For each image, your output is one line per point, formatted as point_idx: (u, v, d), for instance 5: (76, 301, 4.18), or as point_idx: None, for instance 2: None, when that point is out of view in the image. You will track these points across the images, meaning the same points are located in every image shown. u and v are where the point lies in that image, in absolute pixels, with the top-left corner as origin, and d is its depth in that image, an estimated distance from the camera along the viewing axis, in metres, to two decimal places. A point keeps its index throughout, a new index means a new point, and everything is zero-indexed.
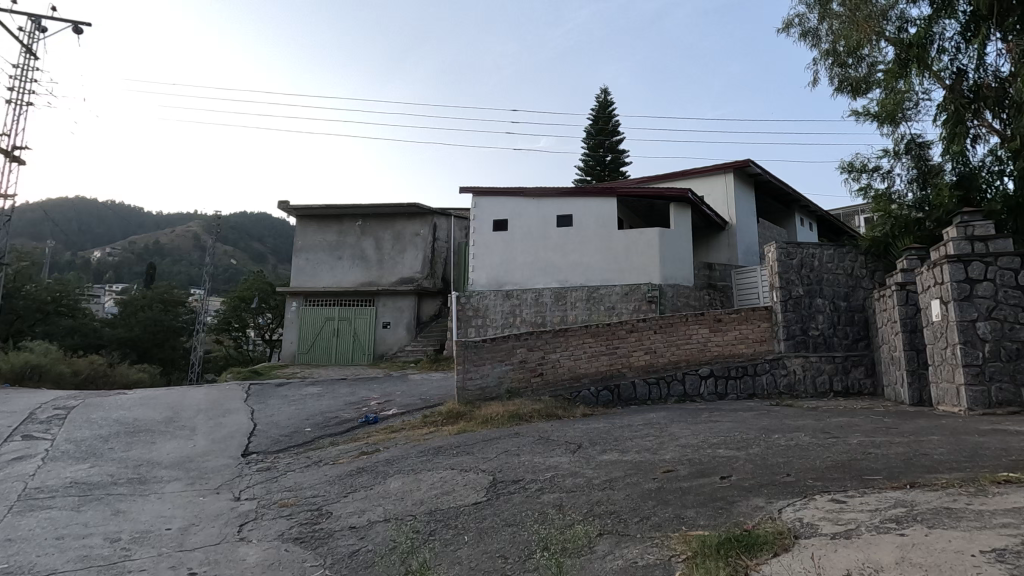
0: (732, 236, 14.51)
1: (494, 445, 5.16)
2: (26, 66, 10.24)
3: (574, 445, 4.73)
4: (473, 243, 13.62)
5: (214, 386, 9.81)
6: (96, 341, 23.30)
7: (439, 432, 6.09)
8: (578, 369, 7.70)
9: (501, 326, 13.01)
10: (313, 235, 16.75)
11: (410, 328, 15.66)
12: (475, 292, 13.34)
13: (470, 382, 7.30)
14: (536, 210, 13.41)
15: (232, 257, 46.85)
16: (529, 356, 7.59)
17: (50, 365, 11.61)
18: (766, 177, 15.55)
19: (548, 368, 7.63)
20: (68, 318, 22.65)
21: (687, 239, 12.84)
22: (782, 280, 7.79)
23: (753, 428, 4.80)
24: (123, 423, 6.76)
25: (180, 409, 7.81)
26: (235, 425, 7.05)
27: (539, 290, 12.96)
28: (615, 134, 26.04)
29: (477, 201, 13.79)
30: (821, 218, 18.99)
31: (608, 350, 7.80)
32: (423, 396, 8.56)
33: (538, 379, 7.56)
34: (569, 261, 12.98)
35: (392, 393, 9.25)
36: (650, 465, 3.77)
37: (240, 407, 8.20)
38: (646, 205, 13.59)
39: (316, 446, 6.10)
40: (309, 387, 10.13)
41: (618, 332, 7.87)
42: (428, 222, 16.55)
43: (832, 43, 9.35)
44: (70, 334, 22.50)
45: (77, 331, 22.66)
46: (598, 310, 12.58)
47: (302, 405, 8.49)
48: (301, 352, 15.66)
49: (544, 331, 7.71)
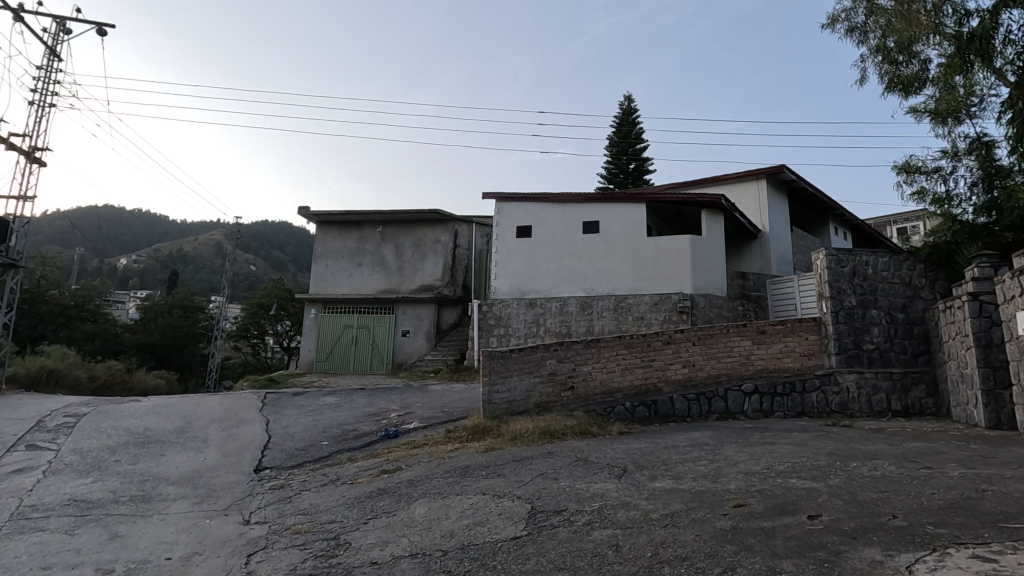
0: (766, 245, 13.92)
1: (527, 466, 4.69)
2: (49, 67, 10.12)
3: (618, 469, 4.25)
4: (496, 249, 13.21)
5: (230, 395, 9.49)
6: (116, 346, 23.37)
7: (465, 449, 5.64)
8: (611, 383, 7.21)
9: (525, 336, 12.56)
10: (332, 241, 16.51)
11: (430, 337, 15.29)
12: (497, 301, 12.91)
13: (496, 395, 6.85)
14: (561, 216, 12.97)
15: (253, 265, 47.27)
16: (559, 367, 7.13)
17: (66, 370, 11.43)
18: (800, 184, 14.94)
19: (579, 380, 7.15)
20: (90, 323, 22.77)
21: (719, 247, 12.30)
22: (833, 290, 7.23)
23: (820, 453, 4.28)
24: (133, 433, 6.43)
25: (193, 418, 7.48)
26: (249, 436, 6.69)
27: (564, 299, 12.49)
28: (639, 141, 25.53)
29: (501, 207, 13.40)
30: (856, 227, 18.26)
31: (643, 363, 7.31)
32: (445, 408, 8.14)
33: (568, 393, 7.08)
34: (595, 269, 12.50)
35: (413, 404, 8.84)
36: (714, 496, 3.27)
37: (255, 417, 7.85)
38: (676, 212, 13.08)
39: (333, 461, 5.69)
40: (326, 396, 9.78)
41: (654, 343, 7.38)
42: (449, 229, 16.21)
43: (881, 39, 8.76)
44: (91, 339, 22.57)
45: (98, 336, 22.77)
46: (625, 320, 12.07)
47: (319, 415, 8.13)
48: (319, 360, 15.37)
49: (575, 342, 7.25)
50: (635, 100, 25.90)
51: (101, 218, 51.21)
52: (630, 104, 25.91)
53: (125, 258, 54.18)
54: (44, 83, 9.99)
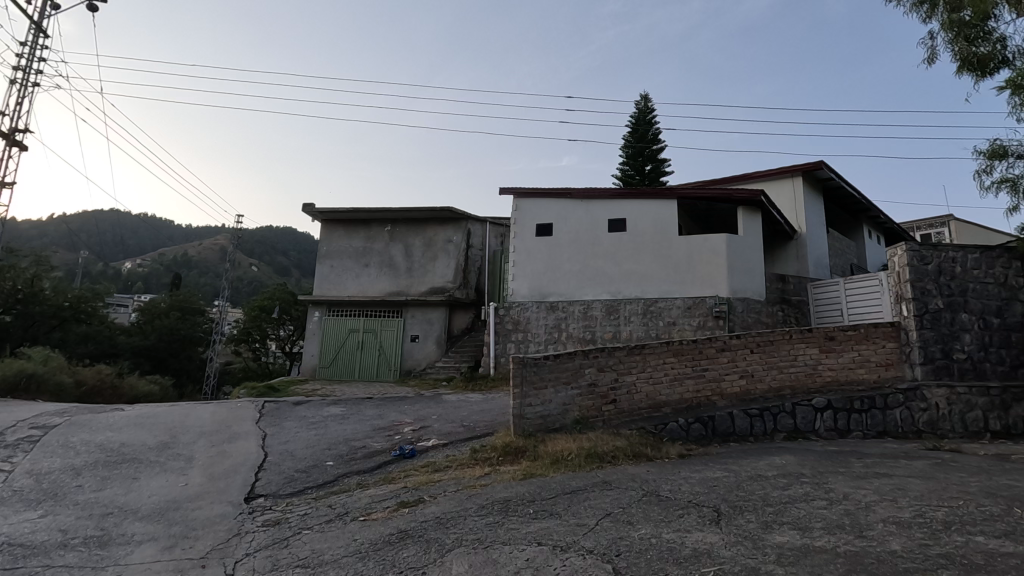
0: (803, 247, 12.99)
1: (584, 503, 3.73)
2: (34, 44, 9.32)
3: (710, 511, 3.29)
4: (514, 249, 12.30)
5: (224, 404, 8.57)
6: (111, 349, 22.47)
7: (499, 476, 4.69)
8: (658, 395, 6.32)
9: (546, 342, 11.62)
10: (338, 240, 15.64)
11: (440, 342, 14.34)
12: (516, 304, 11.99)
13: (529, 409, 5.89)
14: (585, 213, 12.05)
15: (256, 270, 46.61)
16: (600, 377, 6.21)
17: (48, 374, 10.53)
18: (838, 184, 14.04)
19: (623, 392, 6.25)
20: (85, 326, 21.92)
21: (758, 247, 11.38)
22: (916, 290, 6.29)
23: (972, 491, 3.35)
24: (106, 449, 5.51)
25: (179, 431, 6.55)
26: (243, 455, 5.75)
27: (589, 302, 11.56)
28: (656, 142, 24.68)
29: (519, 203, 12.50)
30: (890, 229, 17.31)
31: (694, 373, 6.42)
32: (466, 423, 7.19)
33: (611, 406, 6.17)
34: (622, 270, 11.57)
35: (427, 416, 7.90)
36: (883, 565, 2.33)
37: (251, 430, 6.92)
38: (708, 210, 12.18)
39: (340, 489, 4.74)
40: (331, 406, 8.85)
41: (706, 350, 6.48)
42: (462, 228, 15.31)
43: (955, 12, 7.78)
44: (85, 342, 21.70)
45: (92, 338, 21.87)
46: (656, 325, 11.12)
47: (323, 429, 7.19)
48: (323, 367, 14.46)
49: (617, 348, 6.34)
50: (651, 100, 25.06)
51: (104, 220, 50.49)
52: (646, 103, 25.07)
53: (127, 261, 53.57)
54: (29, 61, 9.19)
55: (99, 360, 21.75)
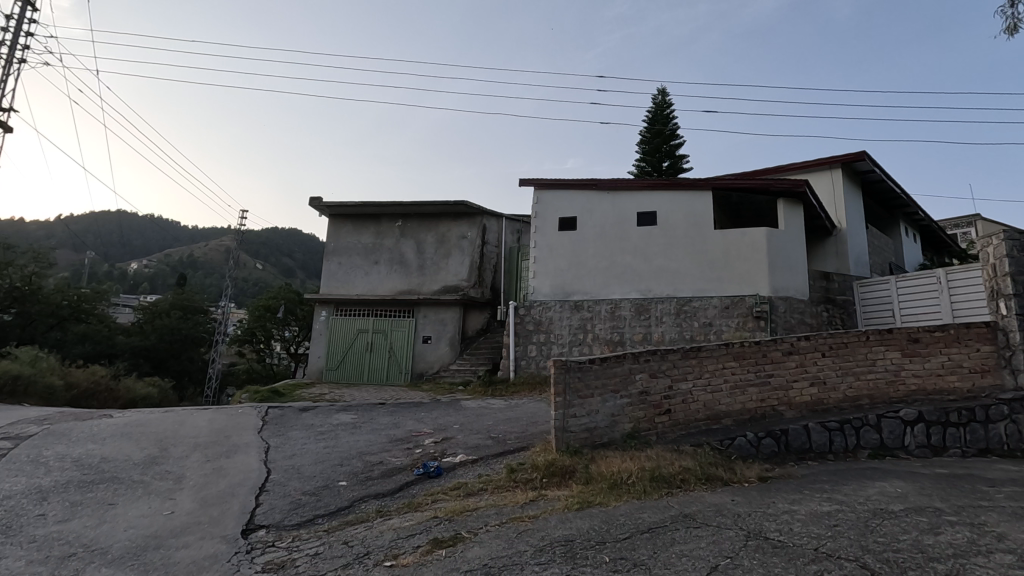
0: (843, 244, 12.15)
1: (674, 548, 2.91)
2: (20, 16, 8.57)
3: (857, 568, 2.47)
4: (535, 244, 11.50)
5: (223, 410, 7.78)
6: (109, 350, 21.66)
7: (548, 506, 3.86)
8: (717, 405, 5.60)
9: (570, 344, 10.80)
10: (346, 236, 14.89)
11: (454, 344, 13.53)
12: (537, 303, 11.19)
13: (573, 421, 5.06)
14: (612, 205, 11.25)
15: (261, 271, 46.02)
16: (652, 385, 5.43)
17: (36, 376, 9.77)
18: (878, 177, 13.20)
19: (677, 402, 5.49)
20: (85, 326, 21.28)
21: (800, 243, 10.55)
22: (1018, 285, 5.45)
23: None
24: (83, 466, 4.73)
25: (170, 443, 5.77)
26: (241, 473, 4.95)
27: (617, 302, 10.74)
28: (673, 138, 23.84)
29: (540, 196, 11.70)
30: (927, 227, 16.43)
31: (758, 380, 5.73)
32: (494, 434, 6.38)
33: (665, 417, 5.38)
34: (652, 267, 10.75)
35: (449, 425, 7.08)
36: None
37: (252, 441, 6.13)
38: (745, 202, 11.35)
39: (356, 518, 3.94)
40: (340, 413, 8.05)
41: (771, 353, 5.78)
42: (477, 223, 14.51)
43: None
44: (83, 342, 20.95)
45: (91, 338, 21.21)
46: (690, 327, 10.29)
47: (333, 440, 6.39)
48: (330, 369, 13.67)
49: (671, 351, 5.59)
50: (669, 94, 24.21)
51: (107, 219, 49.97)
52: (664, 99, 24.20)
53: (132, 262, 53.06)
54: (14, 35, 8.45)
55: (97, 361, 20.94)
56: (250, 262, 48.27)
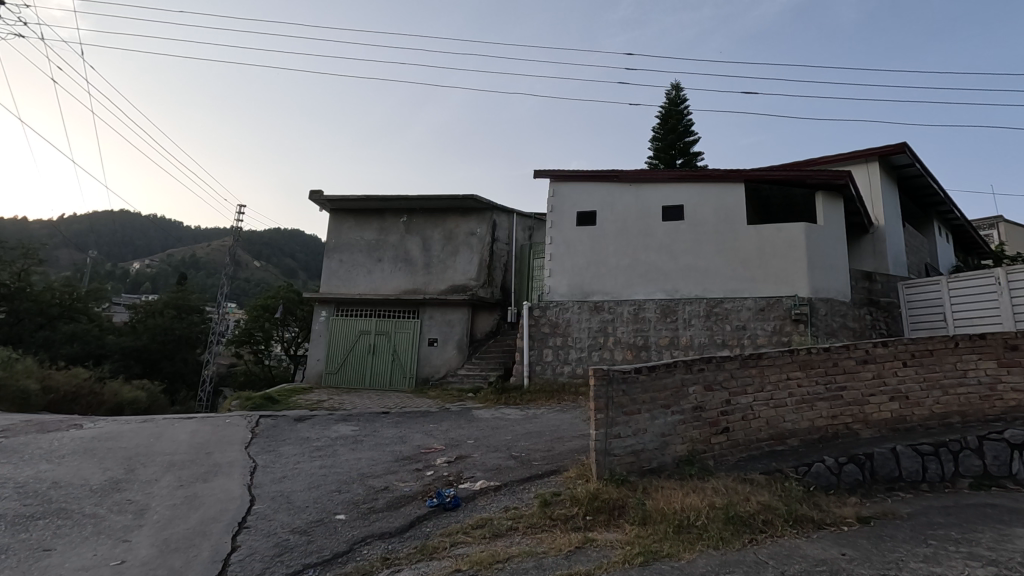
0: (881, 242, 11.30)
1: None
2: None
3: None
4: (551, 241, 10.68)
5: (208, 421, 6.96)
6: (99, 350, 20.79)
7: (602, 559, 3.03)
8: (782, 422, 4.78)
9: (588, 349, 9.96)
10: (348, 232, 14.07)
11: (462, 347, 12.70)
12: (554, 304, 10.36)
13: (617, 443, 4.22)
14: (634, 198, 10.44)
15: (261, 272, 45.22)
16: (707, 399, 4.61)
17: (9, 379, 8.97)
18: (917, 171, 12.39)
19: (736, 418, 4.67)
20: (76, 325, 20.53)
21: (841, 240, 9.70)
22: None
23: None
24: (25, 495, 3.89)
25: (141, 463, 4.94)
26: (219, 502, 4.12)
27: (641, 302, 9.90)
28: (688, 134, 23.00)
29: (557, 188, 10.90)
30: (961, 227, 15.57)
31: (828, 393, 4.89)
32: (516, 452, 5.54)
33: (722, 437, 4.57)
34: (679, 265, 9.93)
35: (462, 441, 6.24)
36: None
37: (238, 460, 5.30)
38: (778, 196, 10.52)
39: (357, 570, 3.11)
40: (339, 424, 7.21)
41: (843, 362, 4.94)
42: (486, 219, 13.67)
43: None
44: (72, 342, 20.14)
45: (82, 338, 20.46)
46: (722, 331, 9.44)
47: (330, 458, 5.55)
48: (330, 373, 12.88)
49: (727, 359, 4.78)
50: (682, 89, 23.33)
51: None
52: (677, 93, 23.29)
53: (131, 262, 52.39)
54: None
55: (86, 362, 20.10)
56: (249, 262, 47.50)
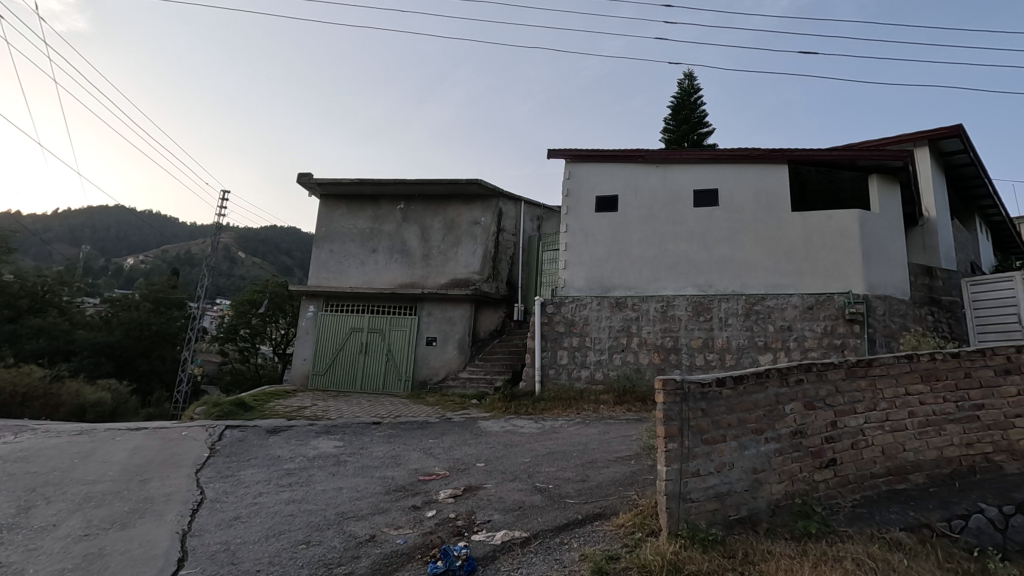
0: (932, 236, 10.14)
1: None
2: None
3: None
4: (566, 228, 9.48)
5: (159, 435, 5.70)
6: (67, 346, 19.51)
7: None
8: (902, 453, 3.59)
9: (609, 350, 8.75)
10: (339, 220, 12.82)
11: (463, 347, 11.48)
12: (570, 300, 9.15)
13: (695, 484, 3.03)
14: (661, 181, 9.25)
15: (252, 268, 43.80)
16: (809, 421, 3.41)
17: None
18: (967, 159, 11.24)
19: (844, 447, 3.47)
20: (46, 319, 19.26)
21: (899, 229, 8.51)
22: None
23: None
24: None
25: (44, 497, 3.69)
26: (130, 564, 2.87)
27: (669, 299, 8.70)
28: (702, 125, 21.80)
29: (574, 170, 9.70)
30: (1002, 224, 14.44)
31: (960, 414, 3.71)
32: (541, 483, 4.31)
33: (828, 473, 3.37)
34: (713, 257, 8.73)
35: (471, 464, 5.00)
36: None
37: (180, 491, 4.05)
38: (823, 180, 9.33)
39: None
40: (319, 439, 5.96)
41: (978, 374, 3.77)
42: (491, 207, 12.44)
43: None
44: (39, 337, 18.89)
45: (52, 334, 19.20)
46: (764, 331, 8.24)
47: (302, 488, 4.30)
48: (317, 375, 11.65)
49: (831, 367, 3.57)
50: (696, 78, 22.11)
51: None
52: (690, 82, 22.03)
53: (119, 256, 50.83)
54: None
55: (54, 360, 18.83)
56: (240, 258, 46.15)
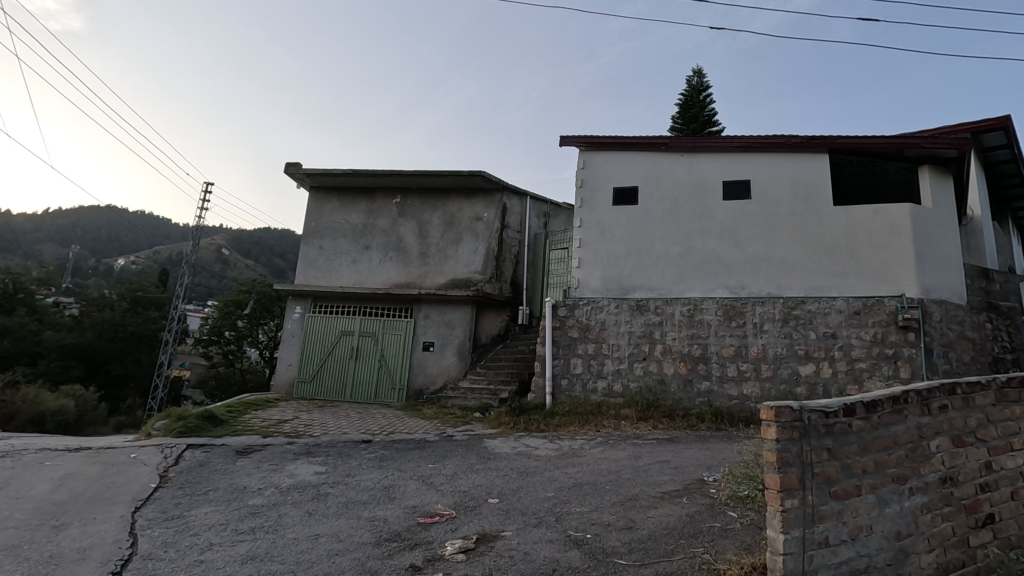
0: (977, 236, 9.29)
1: None
2: None
3: None
4: (580, 223, 8.56)
5: (103, 459, 4.70)
6: (33, 349, 18.53)
7: None
8: None
9: (629, 358, 7.82)
10: (331, 214, 11.85)
11: (463, 353, 10.52)
12: (584, 302, 8.23)
13: (826, 560, 2.09)
14: (686, 170, 8.36)
15: (241, 270, 42.56)
16: (960, 464, 2.49)
17: None
18: (1010, 154, 10.35)
19: (1004, 499, 2.56)
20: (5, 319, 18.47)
21: (953, 227, 7.63)
22: None
23: None
24: None
25: None
26: None
27: (697, 302, 7.78)
28: (711, 125, 21.03)
29: (589, 158, 8.79)
30: None
31: None
32: (575, 532, 3.35)
33: (988, 535, 2.47)
34: (746, 256, 7.83)
35: (482, 500, 4.04)
36: None
37: (100, 543, 3.06)
38: (865, 172, 8.46)
39: None
40: (297, 463, 4.97)
41: None
42: (495, 202, 11.48)
43: None
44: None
45: (8, 333, 18.31)
46: (804, 339, 7.33)
47: (268, 537, 3.32)
48: (303, 382, 10.67)
49: (980, 390, 2.65)
50: (705, 75, 21.32)
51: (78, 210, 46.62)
52: (700, 80, 21.30)
53: None
54: None
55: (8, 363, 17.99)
56: (230, 259, 44.97)
